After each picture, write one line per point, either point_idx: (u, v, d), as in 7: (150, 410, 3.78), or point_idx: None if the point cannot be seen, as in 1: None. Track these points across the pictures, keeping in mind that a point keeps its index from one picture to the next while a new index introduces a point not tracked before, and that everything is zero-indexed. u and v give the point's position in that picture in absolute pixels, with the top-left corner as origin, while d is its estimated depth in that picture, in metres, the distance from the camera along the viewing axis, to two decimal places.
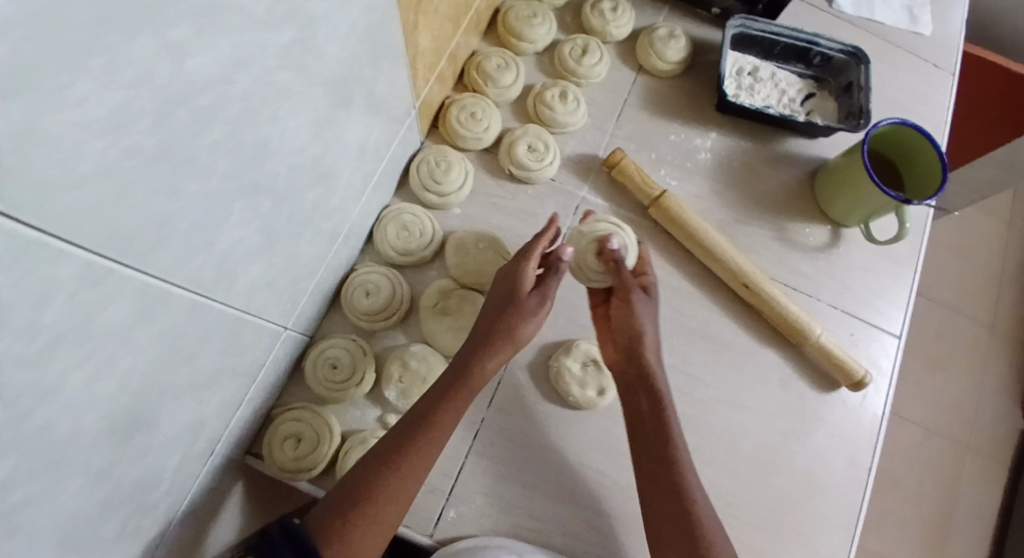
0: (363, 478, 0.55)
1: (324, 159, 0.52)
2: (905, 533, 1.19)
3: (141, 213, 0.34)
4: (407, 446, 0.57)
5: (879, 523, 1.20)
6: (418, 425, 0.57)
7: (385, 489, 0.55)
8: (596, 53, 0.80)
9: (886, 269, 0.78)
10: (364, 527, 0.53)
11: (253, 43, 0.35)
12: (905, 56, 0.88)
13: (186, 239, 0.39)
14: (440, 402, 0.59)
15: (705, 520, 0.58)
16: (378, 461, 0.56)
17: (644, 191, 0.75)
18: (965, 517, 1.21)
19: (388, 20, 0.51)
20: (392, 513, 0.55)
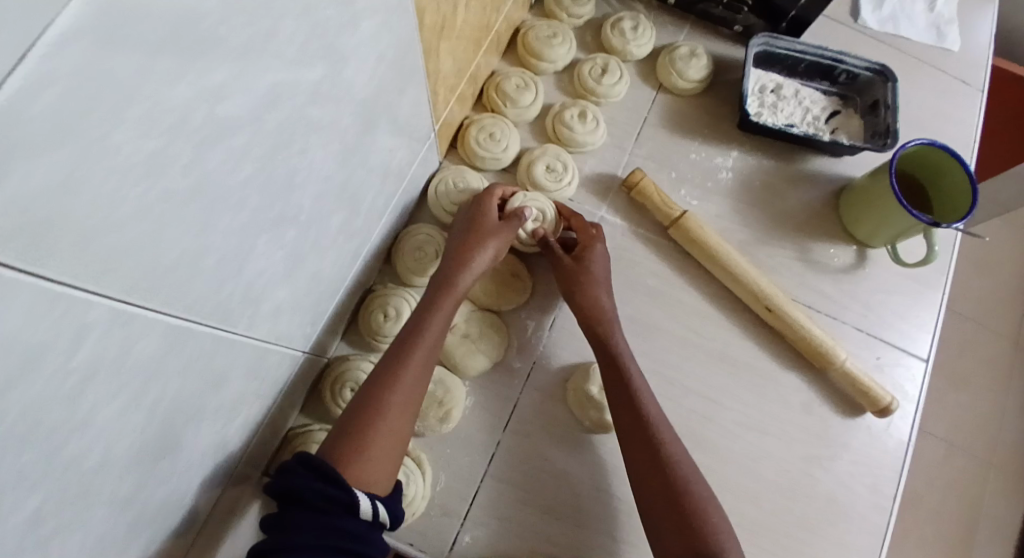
0: (367, 398, 0.57)
1: (349, 185, 0.52)
2: (926, 551, 1.17)
3: (173, 251, 0.34)
4: (402, 361, 0.59)
5: (899, 539, 1.17)
6: (404, 342, 0.61)
7: (392, 401, 0.57)
8: (616, 72, 0.80)
9: (913, 290, 0.76)
10: (377, 436, 0.55)
11: (285, 80, 0.35)
12: (931, 73, 0.86)
13: (214, 273, 0.39)
14: (425, 321, 0.62)
15: (717, 526, 0.57)
16: (374, 380, 0.58)
17: (663, 212, 0.74)
18: (988, 534, 1.18)
19: (414, 47, 0.51)
20: (399, 423, 0.57)
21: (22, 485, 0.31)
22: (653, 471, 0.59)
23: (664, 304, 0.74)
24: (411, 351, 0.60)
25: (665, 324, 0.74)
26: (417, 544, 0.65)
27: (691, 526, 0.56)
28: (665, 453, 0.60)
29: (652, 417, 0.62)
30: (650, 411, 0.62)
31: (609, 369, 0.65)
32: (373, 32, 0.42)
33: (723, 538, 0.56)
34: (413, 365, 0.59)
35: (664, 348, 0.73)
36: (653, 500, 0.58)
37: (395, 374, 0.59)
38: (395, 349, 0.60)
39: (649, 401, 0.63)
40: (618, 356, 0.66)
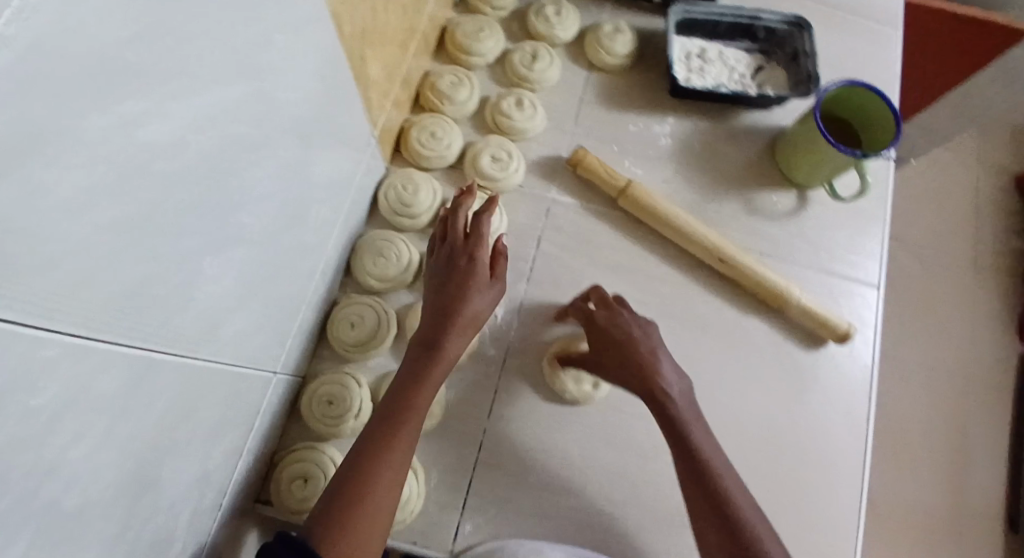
0: (353, 474, 0.56)
1: (296, 197, 0.53)
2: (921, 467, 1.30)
3: (118, 282, 0.34)
4: (391, 435, 0.59)
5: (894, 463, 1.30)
6: (391, 414, 0.60)
7: (378, 481, 0.56)
8: (547, 57, 0.82)
9: (856, 223, 0.79)
10: (362, 520, 0.55)
11: (207, 99, 0.36)
12: (846, 16, 0.90)
13: (162, 302, 0.39)
14: (412, 387, 0.61)
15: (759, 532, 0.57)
16: (365, 453, 0.58)
17: (610, 184, 0.77)
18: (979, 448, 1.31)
19: (340, 57, 0.53)
20: (385, 503, 0.56)
21: (8, 549, 0.31)
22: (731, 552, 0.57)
23: (624, 273, 0.77)
24: (399, 423, 0.59)
25: (628, 292, 0.76)
26: (420, 542, 0.66)
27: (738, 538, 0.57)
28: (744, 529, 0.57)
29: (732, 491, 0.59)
30: (728, 486, 0.59)
31: (672, 435, 0.63)
32: (292, 43, 0.44)
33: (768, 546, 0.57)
34: (401, 441, 0.59)
35: None
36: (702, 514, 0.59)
37: (382, 453, 0.58)
38: (389, 416, 0.60)
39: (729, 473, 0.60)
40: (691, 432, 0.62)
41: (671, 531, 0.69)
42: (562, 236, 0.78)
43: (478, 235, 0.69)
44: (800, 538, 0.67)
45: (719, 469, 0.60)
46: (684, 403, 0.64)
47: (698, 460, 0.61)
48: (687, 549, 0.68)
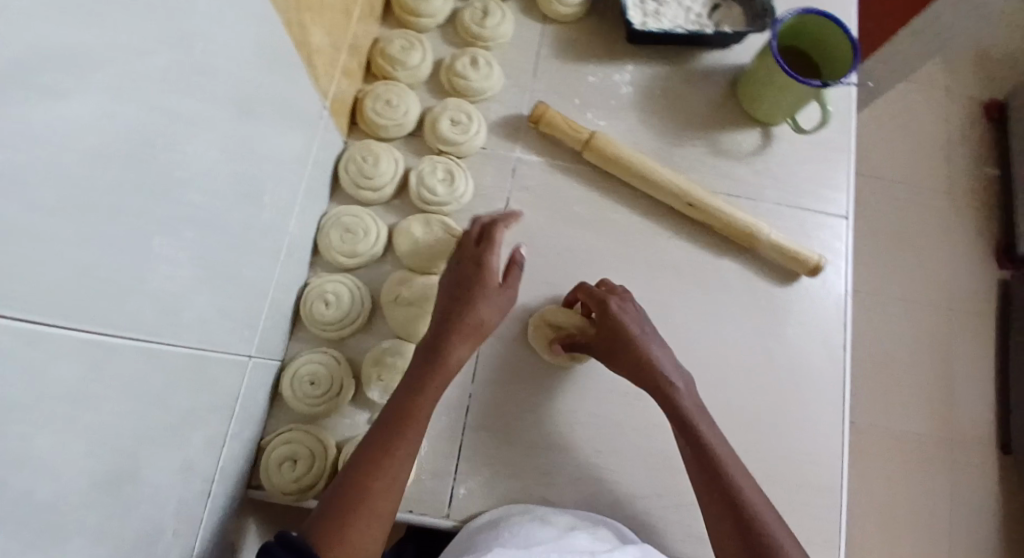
0: (353, 480, 0.56)
1: (246, 173, 0.51)
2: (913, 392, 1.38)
3: (56, 265, 0.33)
4: (392, 443, 0.58)
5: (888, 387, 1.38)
6: (393, 420, 0.59)
7: (377, 487, 0.56)
8: (497, 12, 0.80)
9: (822, 155, 0.79)
10: (360, 523, 0.54)
11: (132, 69, 0.35)
12: None
13: (109, 287, 0.38)
14: (414, 394, 0.60)
15: (765, 515, 0.58)
16: (364, 460, 0.57)
17: (572, 137, 0.76)
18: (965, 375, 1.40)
19: (275, 24, 0.51)
20: (383, 509, 0.56)
21: None
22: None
23: (596, 226, 0.76)
24: (400, 430, 0.59)
25: (600, 244, 0.75)
26: (417, 510, 0.67)
27: (745, 524, 0.57)
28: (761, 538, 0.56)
29: (750, 499, 0.58)
30: (742, 488, 0.59)
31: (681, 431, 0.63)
32: (219, 9, 0.42)
33: (771, 528, 0.57)
34: (401, 450, 0.58)
35: (605, 268, 0.75)
36: (712, 505, 0.59)
37: (382, 461, 0.57)
38: (390, 423, 0.59)
39: (747, 482, 0.59)
40: (708, 442, 0.61)
41: (662, 475, 0.69)
42: (531, 194, 0.77)
43: (491, 244, 0.66)
44: (785, 468, 0.69)
45: (738, 480, 0.59)
46: (696, 411, 0.63)
47: (715, 469, 0.60)
48: (679, 490, 0.69)
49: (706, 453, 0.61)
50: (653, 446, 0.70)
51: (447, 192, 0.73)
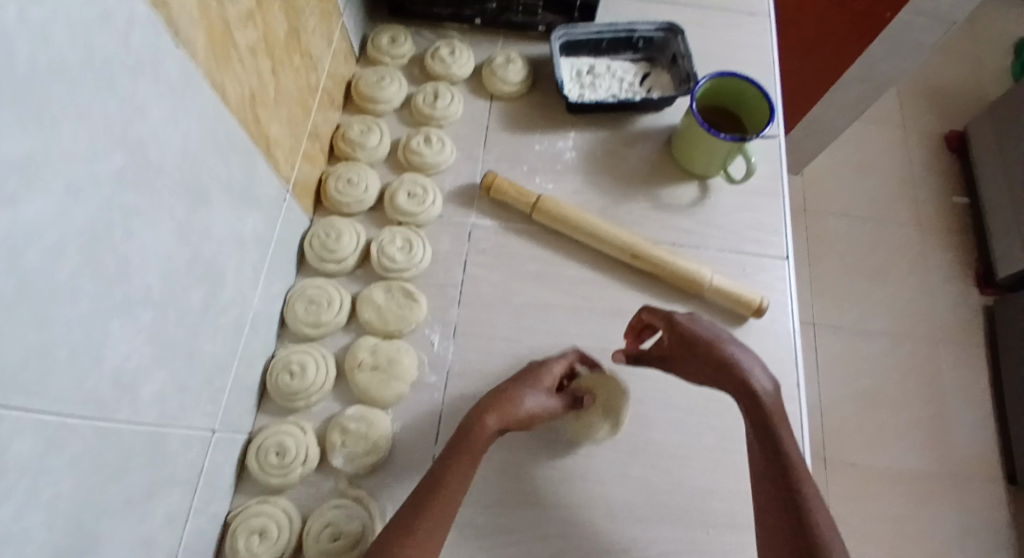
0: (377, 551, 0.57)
1: (204, 257, 0.57)
2: (909, 416, 1.51)
3: (16, 348, 0.38)
4: (423, 514, 0.59)
5: (888, 404, 1.51)
6: (425, 491, 0.60)
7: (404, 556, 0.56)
8: (447, 94, 0.87)
9: (757, 202, 0.85)
10: None
11: (81, 177, 0.41)
12: (720, 15, 0.97)
13: (65, 367, 0.42)
14: (448, 465, 0.62)
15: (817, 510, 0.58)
16: (392, 534, 0.58)
17: (522, 201, 0.82)
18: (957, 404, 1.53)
19: (229, 122, 0.58)
20: None
21: None
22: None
23: (549, 282, 0.81)
24: (432, 502, 0.60)
25: (554, 298, 0.80)
26: None
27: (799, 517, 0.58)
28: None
29: (822, 524, 0.57)
30: (804, 481, 0.60)
31: (754, 422, 0.63)
32: (168, 116, 0.48)
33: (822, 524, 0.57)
34: (432, 521, 0.59)
35: (562, 321, 0.79)
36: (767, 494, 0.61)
37: (413, 532, 0.58)
38: (421, 496, 0.60)
39: (822, 515, 0.58)
40: (781, 442, 0.61)
41: (627, 521, 0.70)
42: (486, 256, 0.82)
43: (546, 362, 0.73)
44: (737, 502, 0.71)
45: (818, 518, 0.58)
46: (777, 415, 0.63)
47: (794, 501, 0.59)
48: (645, 538, 0.70)
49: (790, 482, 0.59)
50: (619, 494, 0.72)
51: (406, 258, 0.79)
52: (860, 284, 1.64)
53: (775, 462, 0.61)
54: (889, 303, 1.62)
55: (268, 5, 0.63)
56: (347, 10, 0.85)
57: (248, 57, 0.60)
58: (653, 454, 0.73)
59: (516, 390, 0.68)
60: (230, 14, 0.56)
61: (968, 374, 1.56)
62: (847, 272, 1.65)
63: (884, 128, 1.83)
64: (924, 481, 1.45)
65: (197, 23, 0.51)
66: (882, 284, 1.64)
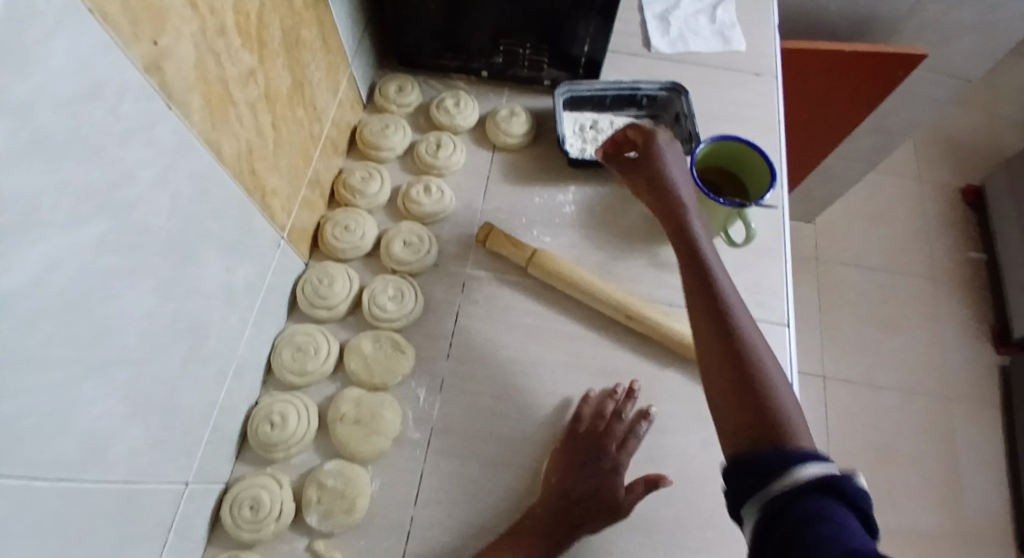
0: None
1: (187, 312, 0.58)
2: (919, 477, 1.46)
3: None
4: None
5: (897, 463, 1.47)
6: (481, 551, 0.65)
7: None
8: (450, 144, 0.88)
9: (758, 263, 0.84)
10: None
11: (63, 246, 0.42)
12: (727, 73, 0.97)
13: (34, 432, 0.43)
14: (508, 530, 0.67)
15: (793, 418, 0.51)
16: None
17: (518, 254, 0.81)
18: (969, 465, 1.48)
19: (225, 179, 0.59)
20: None
21: None
22: (745, 405, 0.52)
23: (542, 336, 0.80)
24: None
25: (546, 354, 0.79)
26: None
27: (770, 416, 0.51)
28: (767, 408, 0.52)
29: (789, 415, 0.51)
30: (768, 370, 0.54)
31: (703, 304, 0.59)
32: (158, 179, 0.50)
33: (792, 425, 0.51)
34: None
35: (553, 378, 0.78)
36: (726, 388, 0.54)
37: None
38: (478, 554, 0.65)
39: (776, 376, 0.54)
40: (734, 317, 0.58)
41: None
42: (478, 307, 0.81)
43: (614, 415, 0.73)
44: None
45: (754, 343, 0.56)
46: (730, 295, 0.60)
47: (733, 333, 0.56)
48: None
49: (725, 316, 0.58)
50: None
51: (398, 307, 0.78)
52: (870, 338, 1.61)
53: (714, 301, 0.59)
54: (899, 358, 1.58)
55: (270, 62, 0.65)
56: (355, 59, 0.86)
57: (247, 113, 0.62)
58: (643, 523, 0.70)
59: (581, 452, 0.70)
60: (228, 74, 0.57)
61: (981, 436, 1.51)
62: (857, 325, 1.62)
63: (899, 179, 1.81)
64: (934, 545, 1.40)
65: (194, 85, 0.53)
66: (893, 337, 1.61)
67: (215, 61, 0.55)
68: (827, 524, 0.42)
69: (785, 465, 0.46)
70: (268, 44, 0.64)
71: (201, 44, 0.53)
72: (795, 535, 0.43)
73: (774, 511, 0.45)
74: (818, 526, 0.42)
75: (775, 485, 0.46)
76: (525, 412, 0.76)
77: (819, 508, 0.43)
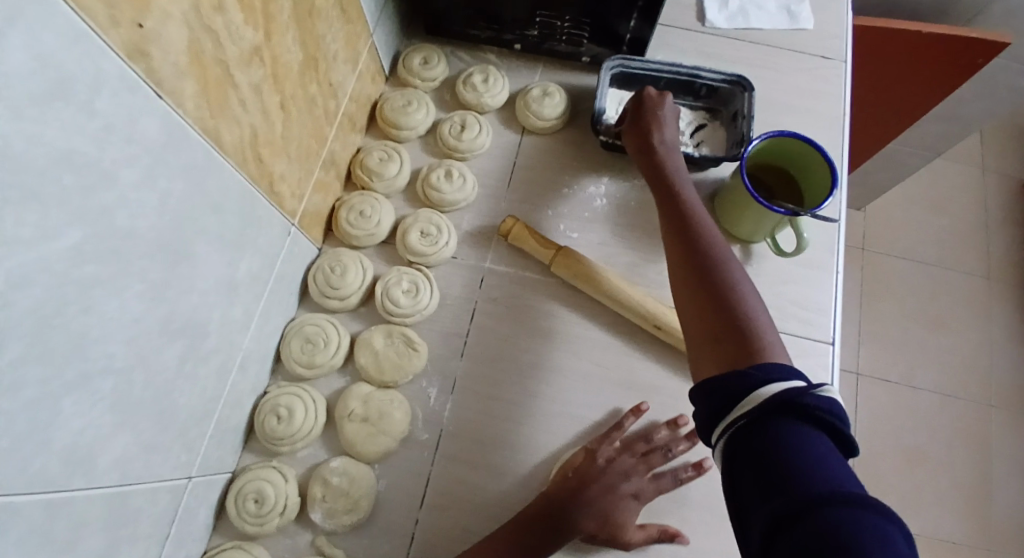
0: None
1: (182, 313, 0.54)
2: (954, 484, 1.39)
3: None
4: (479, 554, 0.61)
5: (931, 467, 1.41)
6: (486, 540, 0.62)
7: None
8: (475, 125, 0.82)
9: (804, 275, 0.77)
10: None
11: (29, 261, 0.38)
12: (788, 54, 0.88)
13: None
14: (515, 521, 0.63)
15: (766, 337, 0.55)
16: None
17: (543, 251, 0.76)
18: (1011, 477, 1.40)
19: (223, 168, 0.55)
20: None
21: None
22: (710, 326, 0.57)
23: (562, 340, 0.75)
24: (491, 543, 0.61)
25: (567, 361, 0.74)
26: None
27: (744, 335, 0.55)
28: (743, 327, 0.55)
29: (763, 333, 0.55)
30: (745, 293, 0.58)
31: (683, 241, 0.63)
32: (142, 178, 0.46)
33: (764, 340, 0.55)
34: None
35: (571, 387, 0.73)
36: (700, 312, 0.58)
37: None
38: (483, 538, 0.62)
39: (752, 298, 0.58)
40: (714, 250, 0.62)
41: None
42: (497, 306, 0.76)
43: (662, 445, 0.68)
44: None
45: (725, 266, 0.60)
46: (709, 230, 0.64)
47: (703, 263, 0.60)
48: None
49: (693, 248, 0.62)
50: None
51: (410, 301, 0.74)
52: (914, 334, 1.52)
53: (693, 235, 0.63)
54: (944, 358, 1.50)
55: (278, 37, 0.60)
56: (377, 29, 0.81)
57: (251, 96, 0.57)
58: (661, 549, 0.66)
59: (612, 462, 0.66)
60: (227, 55, 0.53)
61: None
62: (903, 320, 1.53)
63: (964, 164, 1.68)
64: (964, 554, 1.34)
65: (186, 69, 0.48)
66: (940, 335, 1.52)
67: (212, 41, 0.50)
68: (793, 439, 0.46)
69: (747, 381, 0.50)
70: (276, 18, 0.58)
71: (194, 23, 0.48)
72: (760, 447, 0.47)
73: (745, 432, 0.48)
74: (784, 439, 0.46)
75: (742, 402, 0.49)
76: (541, 420, 0.72)
77: (786, 423, 0.47)
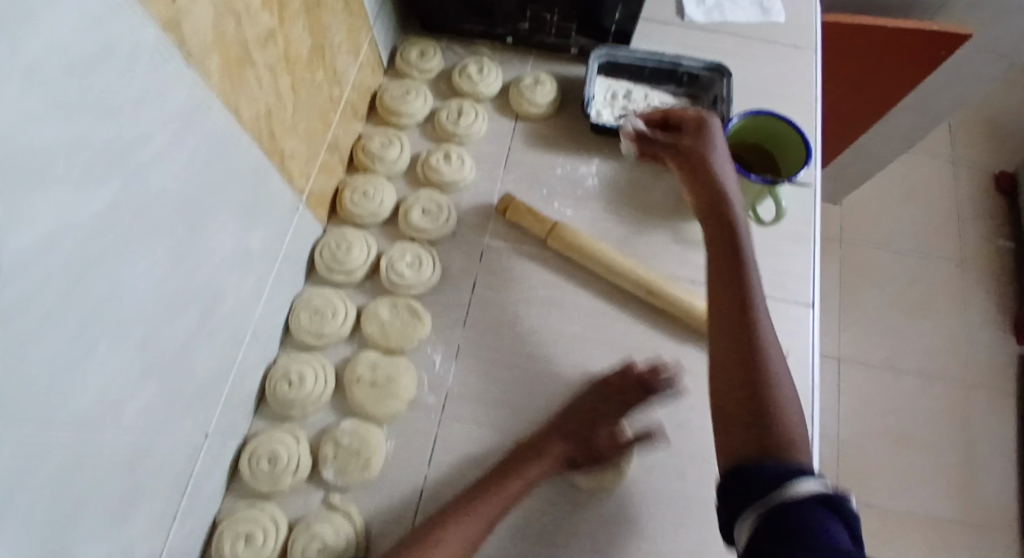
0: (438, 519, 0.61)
1: (204, 273, 0.58)
2: (936, 463, 1.44)
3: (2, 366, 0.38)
4: (495, 489, 0.64)
5: (914, 448, 1.45)
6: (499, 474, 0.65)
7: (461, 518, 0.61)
8: (471, 111, 0.87)
9: (783, 243, 0.82)
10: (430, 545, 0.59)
11: (77, 204, 0.42)
12: (763, 43, 0.94)
13: (47, 392, 0.42)
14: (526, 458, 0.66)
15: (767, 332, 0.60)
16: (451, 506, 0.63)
17: (539, 225, 0.80)
18: (990, 454, 1.46)
19: (241, 141, 0.59)
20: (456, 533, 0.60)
21: None
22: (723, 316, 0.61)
23: (558, 309, 0.79)
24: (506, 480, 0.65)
25: (564, 327, 0.78)
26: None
27: (749, 328, 0.59)
28: (748, 319, 0.60)
29: (761, 324, 0.60)
30: (751, 289, 0.62)
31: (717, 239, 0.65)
32: (172, 139, 0.50)
33: (765, 335, 0.59)
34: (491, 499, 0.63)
35: (568, 351, 0.77)
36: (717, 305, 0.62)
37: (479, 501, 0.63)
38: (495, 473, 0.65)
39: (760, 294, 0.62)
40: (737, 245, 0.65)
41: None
42: (496, 278, 0.80)
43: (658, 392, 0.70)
44: None
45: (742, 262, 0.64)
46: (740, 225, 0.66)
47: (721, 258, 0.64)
48: None
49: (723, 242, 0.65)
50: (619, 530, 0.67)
51: (414, 273, 0.78)
52: (893, 322, 1.58)
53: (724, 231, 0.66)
54: (922, 343, 1.56)
55: (291, 23, 0.64)
56: (377, 23, 0.85)
57: (266, 75, 0.62)
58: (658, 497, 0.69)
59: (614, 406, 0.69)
60: (247, 36, 0.57)
61: (1003, 424, 1.48)
62: (882, 309, 1.59)
63: (935, 159, 1.76)
64: (948, 530, 1.39)
65: (212, 44, 0.52)
66: (918, 322, 1.58)
67: (234, 22, 0.55)
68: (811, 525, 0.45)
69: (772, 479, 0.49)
70: (289, 4, 0.63)
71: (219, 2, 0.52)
72: (779, 530, 0.46)
73: (768, 515, 0.47)
74: (802, 525, 0.45)
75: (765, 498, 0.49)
76: (541, 383, 0.75)
77: (805, 513, 0.46)
